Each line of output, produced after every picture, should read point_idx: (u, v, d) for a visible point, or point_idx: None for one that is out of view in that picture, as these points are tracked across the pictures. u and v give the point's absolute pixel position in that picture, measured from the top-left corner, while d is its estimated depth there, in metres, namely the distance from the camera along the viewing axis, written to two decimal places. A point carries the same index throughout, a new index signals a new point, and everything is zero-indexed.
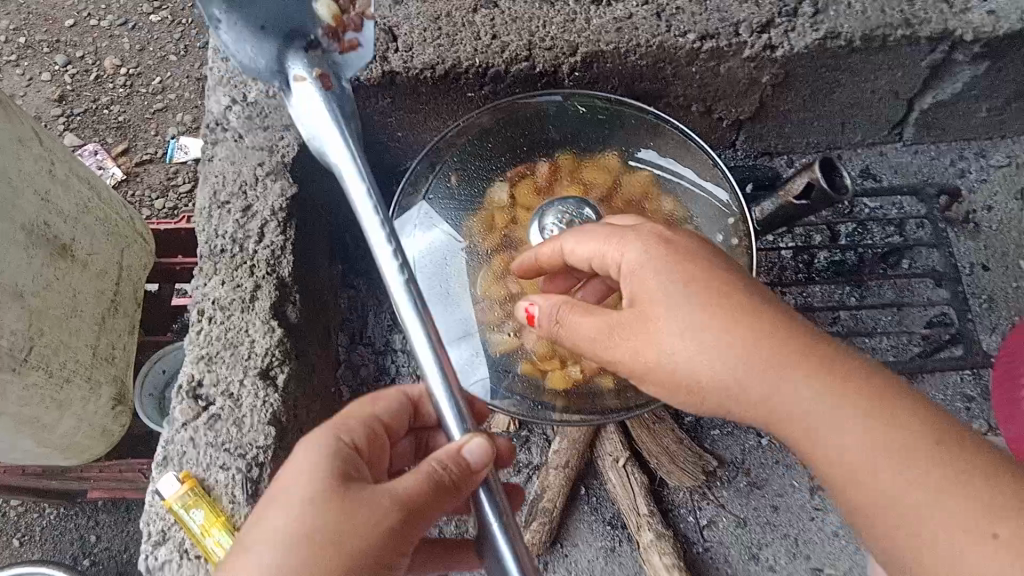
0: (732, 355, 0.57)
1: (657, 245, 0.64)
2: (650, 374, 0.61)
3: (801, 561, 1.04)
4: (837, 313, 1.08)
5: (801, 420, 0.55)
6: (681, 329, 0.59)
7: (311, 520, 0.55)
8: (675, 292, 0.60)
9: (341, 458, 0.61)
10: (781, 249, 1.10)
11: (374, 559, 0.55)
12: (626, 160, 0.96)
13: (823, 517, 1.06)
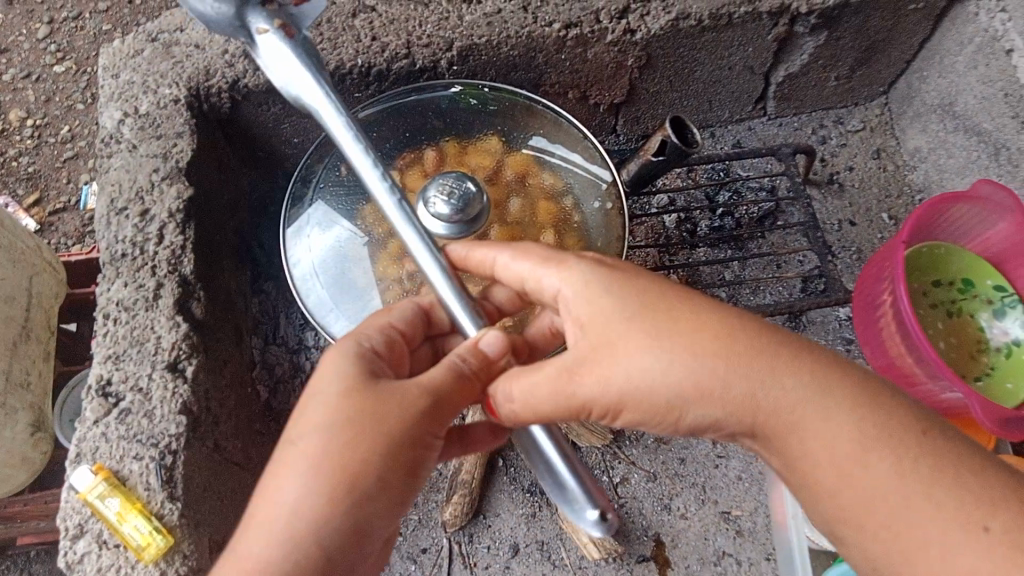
0: (714, 364, 0.58)
1: (593, 269, 0.65)
2: (617, 398, 0.61)
3: (710, 507, 1.05)
4: (721, 275, 1.18)
5: (788, 416, 0.57)
6: (647, 352, 0.59)
7: (345, 407, 0.59)
8: (620, 318, 0.61)
9: (363, 356, 0.64)
10: (664, 219, 1.20)
11: (413, 435, 0.60)
12: (509, 143, 1.03)
13: (726, 462, 1.07)
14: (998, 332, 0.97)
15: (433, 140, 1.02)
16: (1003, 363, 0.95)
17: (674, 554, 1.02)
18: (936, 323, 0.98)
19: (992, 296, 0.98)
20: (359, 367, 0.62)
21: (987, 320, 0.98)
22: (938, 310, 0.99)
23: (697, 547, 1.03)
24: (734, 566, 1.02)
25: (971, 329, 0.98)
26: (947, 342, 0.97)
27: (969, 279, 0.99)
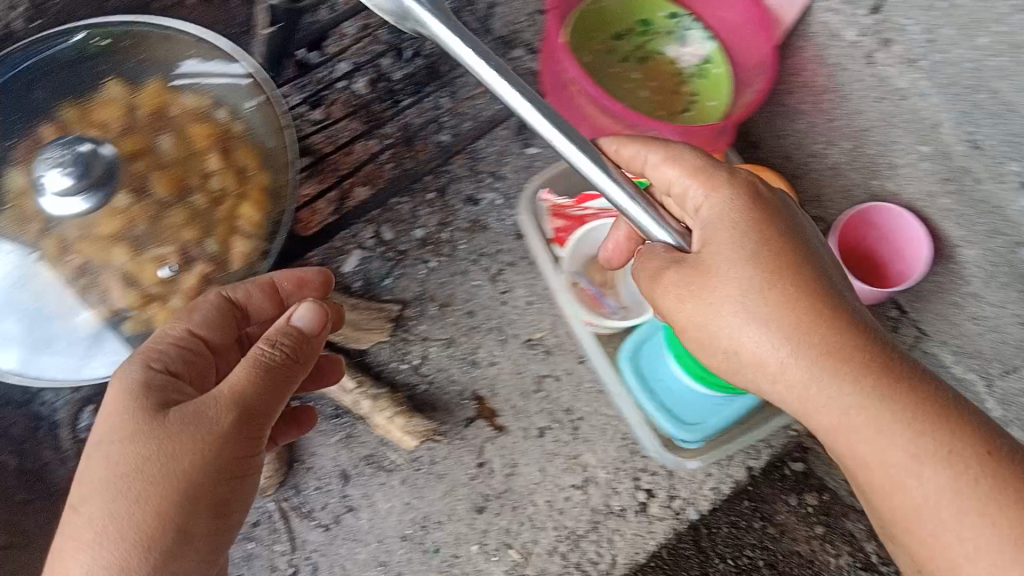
0: (786, 343, 0.61)
1: (739, 200, 0.66)
2: (687, 326, 0.66)
3: (512, 343, 1.03)
4: (439, 120, 1.08)
5: (842, 415, 0.60)
6: (741, 315, 0.62)
7: (119, 455, 0.59)
8: (752, 265, 0.63)
9: (155, 387, 0.64)
10: (354, 85, 1.06)
11: (217, 463, 0.60)
12: (125, 80, 0.84)
13: (511, 296, 1.04)
14: (688, 58, 0.95)
15: (34, 105, 0.81)
16: (702, 87, 0.94)
17: (497, 401, 1.01)
18: (632, 74, 0.94)
19: (670, 26, 0.95)
20: (145, 399, 0.62)
21: (675, 51, 0.95)
22: (629, 60, 0.95)
23: (515, 386, 1.01)
24: (556, 385, 1.02)
25: (666, 66, 0.95)
26: (648, 89, 0.94)
27: (645, 18, 0.95)
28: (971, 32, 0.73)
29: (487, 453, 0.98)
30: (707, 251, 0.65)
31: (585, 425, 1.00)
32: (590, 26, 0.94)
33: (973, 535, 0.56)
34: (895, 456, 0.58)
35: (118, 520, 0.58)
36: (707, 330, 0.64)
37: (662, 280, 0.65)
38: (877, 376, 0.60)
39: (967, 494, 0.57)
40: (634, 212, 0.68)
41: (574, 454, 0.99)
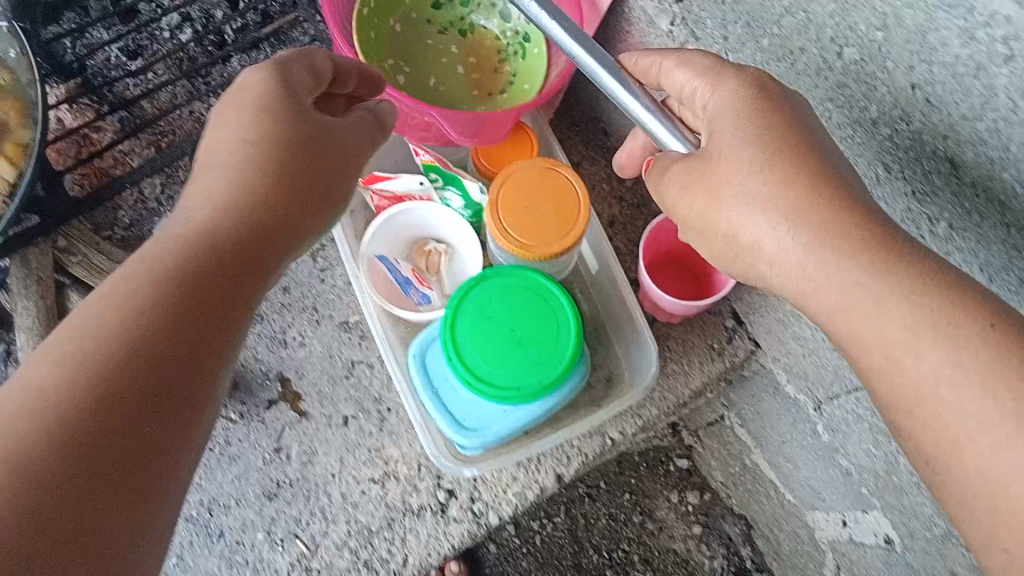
0: (786, 228, 0.56)
1: (748, 88, 0.62)
2: (717, 231, 0.62)
3: (327, 323, 0.99)
4: None
5: (840, 303, 0.53)
6: (748, 195, 0.58)
7: (288, 124, 0.59)
8: (753, 145, 0.59)
9: (302, 80, 0.62)
10: (179, 36, 1.01)
11: (335, 171, 0.62)
12: None
13: (331, 274, 1.00)
14: (511, 32, 0.88)
15: None
16: (522, 65, 0.87)
17: (303, 385, 0.96)
18: (450, 48, 0.88)
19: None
20: (289, 84, 0.61)
21: (497, 25, 0.88)
22: (448, 33, 0.88)
23: (325, 368, 0.97)
24: (367, 372, 0.97)
25: (489, 40, 0.88)
26: (466, 64, 0.87)
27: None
28: (757, 33, 0.66)
29: (286, 438, 0.94)
30: (714, 139, 0.62)
31: (392, 416, 0.95)
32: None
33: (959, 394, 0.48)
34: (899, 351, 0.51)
35: (269, 158, 0.57)
36: (709, 225, 0.62)
37: (666, 175, 0.65)
38: (883, 258, 0.52)
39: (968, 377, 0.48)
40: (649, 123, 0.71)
41: (377, 446, 0.94)
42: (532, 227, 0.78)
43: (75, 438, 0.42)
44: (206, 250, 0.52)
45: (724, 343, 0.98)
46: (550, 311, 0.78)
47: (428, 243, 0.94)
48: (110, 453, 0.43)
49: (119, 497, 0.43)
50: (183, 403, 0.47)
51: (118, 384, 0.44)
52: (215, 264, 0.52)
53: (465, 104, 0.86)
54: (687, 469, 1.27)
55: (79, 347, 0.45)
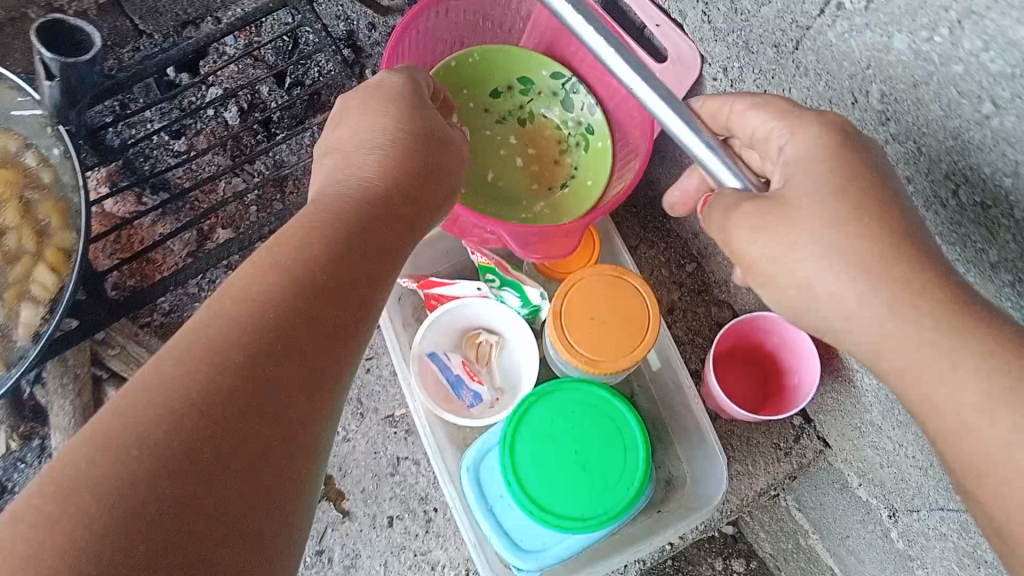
0: (868, 290, 0.50)
1: (832, 134, 0.55)
2: (792, 290, 0.54)
3: (370, 416, 0.94)
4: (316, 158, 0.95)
5: (934, 390, 0.48)
6: (823, 250, 0.52)
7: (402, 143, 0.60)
8: (829, 195, 0.53)
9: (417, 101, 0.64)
10: (225, 116, 0.96)
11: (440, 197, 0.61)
12: None
13: (375, 363, 0.96)
14: (573, 122, 0.83)
15: None
16: (584, 159, 0.82)
17: (345, 483, 0.92)
18: (509, 138, 0.83)
19: (555, 86, 0.83)
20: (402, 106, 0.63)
21: (559, 114, 0.84)
22: (506, 122, 0.83)
23: (368, 465, 0.92)
24: (413, 469, 0.92)
25: (549, 129, 0.84)
26: (524, 156, 0.83)
27: (527, 73, 0.83)
28: None
29: (328, 539, 0.90)
30: (792, 186, 0.55)
31: (439, 517, 0.90)
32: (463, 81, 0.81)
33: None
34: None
35: (388, 156, 0.59)
36: (781, 275, 0.54)
37: (733, 215, 0.56)
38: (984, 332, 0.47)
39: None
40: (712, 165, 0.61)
41: (422, 550, 0.90)
42: (600, 340, 0.73)
43: (223, 399, 0.41)
44: (344, 230, 0.52)
45: (791, 442, 0.93)
46: (615, 433, 0.73)
47: (478, 333, 0.89)
48: (253, 420, 0.42)
49: (261, 466, 0.41)
50: (318, 383, 0.46)
51: (263, 353, 0.44)
52: (352, 245, 0.52)
53: (524, 200, 0.81)
54: (734, 536, 1.20)
55: (228, 315, 0.45)
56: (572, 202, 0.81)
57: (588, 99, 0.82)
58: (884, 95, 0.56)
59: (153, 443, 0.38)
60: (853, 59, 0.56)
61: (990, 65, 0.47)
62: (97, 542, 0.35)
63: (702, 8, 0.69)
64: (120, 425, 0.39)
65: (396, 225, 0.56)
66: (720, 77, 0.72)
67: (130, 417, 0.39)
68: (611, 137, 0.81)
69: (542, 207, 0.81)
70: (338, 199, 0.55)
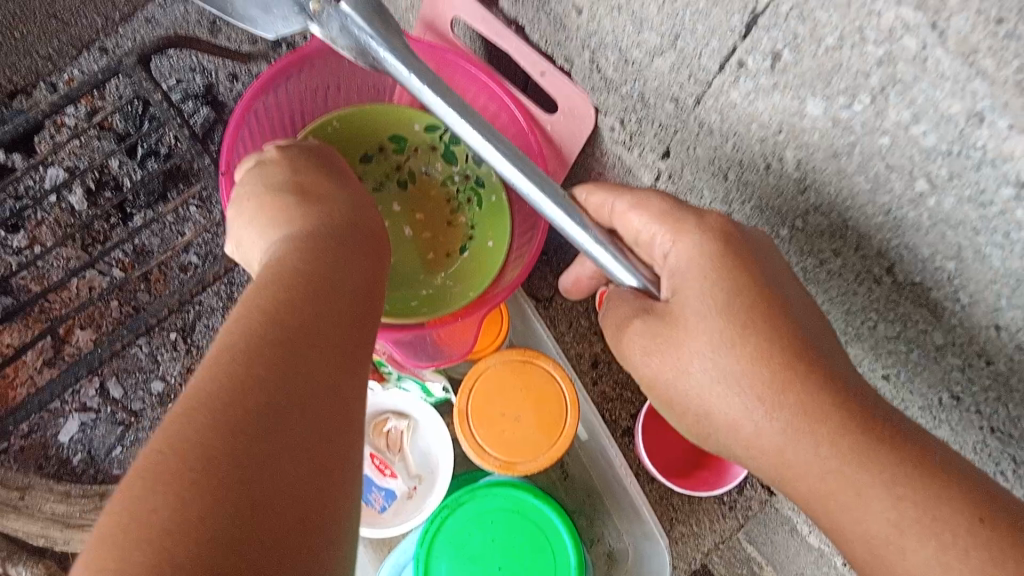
0: (769, 422, 0.44)
1: (714, 241, 0.47)
2: (701, 417, 0.47)
3: None
4: (184, 241, 0.83)
5: (878, 547, 0.41)
6: (722, 374, 0.45)
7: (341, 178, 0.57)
8: (717, 316, 0.45)
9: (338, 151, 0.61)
10: (69, 199, 0.83)
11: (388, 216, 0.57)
12: None
13: None
14: (460, 175, 0.73)
15: None
16: (480, 217, 0.72)
17: None
18: (392, 206, 0.73)
19: (431, 138, 0.73)
20: (321, 148, 0.59)
21: (443, 170, 0.73)
22: (386, 187, 0.73)
23: None
24: None
25: (435, 187, 0.73)
26: (413, 224, 0.73)
27: (400, 132, 0.72)
28: (772, 219, 0.53)
29: None
30: (678, 300, 0.47)
31: None
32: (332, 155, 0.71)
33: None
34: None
35: (341, 182, 0.56)
36: (674, 395, 0.48)
37: (624, 330, 0.49)
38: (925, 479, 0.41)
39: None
40: (595, 253, 0.51)
41: None
42: (515, 441, 0.65)
43: (285, 381, 0.36)
44: (330, 240, 0.48)
45: (735, 495, 0.86)
46: (544, 542, 0.65)
47: (386, 420, 0.80)
48: (317, 402, 0.37)
49: (333, 452, 0.37)
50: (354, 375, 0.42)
51: (304, 341, 0.39)
52: (343, 251, 0.48)
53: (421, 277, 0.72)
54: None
55: (248, 315, 0.40)
56: (472, 275, 0.71)
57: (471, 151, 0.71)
58: (800, 162, 0.48)
59: (228, 429, 0.33)
60: (762, 122, 0.49)
61: (922, 139, 0.40)
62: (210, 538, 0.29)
63: (590, 55, 0.61)
64: (177, 425, 0.32)
65: (372, 235, 0.53)
66: (617, 128, 0.64)
67: (186, 415, 0.33)
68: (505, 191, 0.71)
69: (443, 283, 0.72)
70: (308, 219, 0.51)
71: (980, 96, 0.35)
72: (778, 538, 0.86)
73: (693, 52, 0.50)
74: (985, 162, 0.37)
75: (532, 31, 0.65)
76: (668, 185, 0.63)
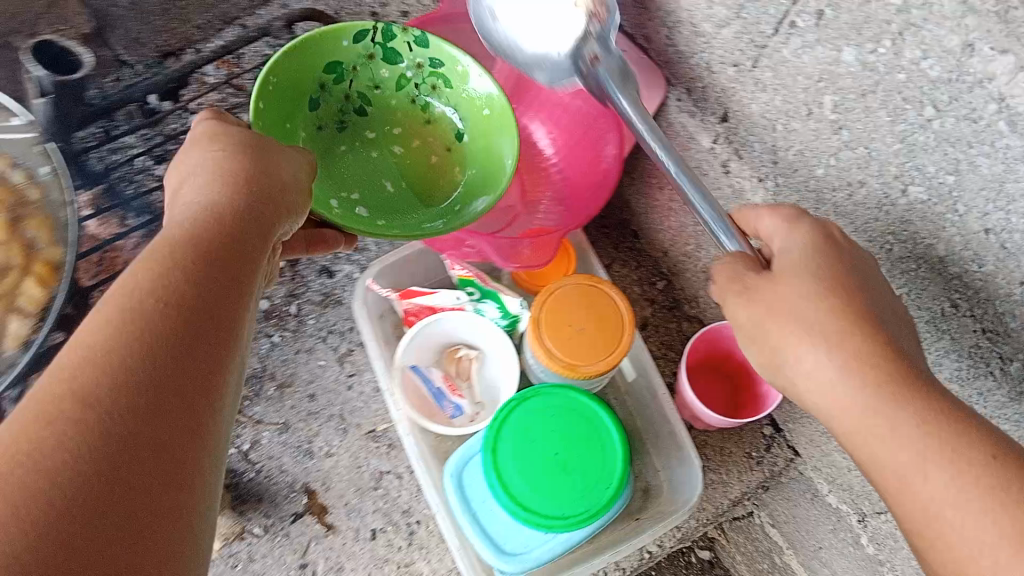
0: (838, 369, 0.53)
1: (814, 234, 0.59)
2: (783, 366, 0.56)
3: (353, 433, 0.95)
4: None
5: (904, 479, 0.48)
6: (803, 324, 0.55)
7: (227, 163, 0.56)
8: (811, 277, 0.56)
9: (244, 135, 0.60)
10: None
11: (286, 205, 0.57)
12: None
13: (358, 379, 0.97)
14: (412, 68, 0.77)
15: None
16: (445, 97, 0.78)
17: (329, 497, 0.92)
18: (367, 135, 0.78)
19: (363, 49, 0.75)
20: (225, 139, 0.59)
21: (395, 72, 0.77)
22: (351, 120, 0.78)
23: (351, 479, 0.93)
24: (395, 483, 0.93)
25: (395, 98, 0.78)
26: (401, 143, 0.78)
27: (330, 60, 0.75)
28: (810, 161, 0.66)
29: (312, 553, 0.90)
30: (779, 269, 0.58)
31: (422, 530, 0.92)
32: (279, 117, 0.72)
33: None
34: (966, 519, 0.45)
35: (234, 162, 0.56)
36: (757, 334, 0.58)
37: (724, 285, 0.61)
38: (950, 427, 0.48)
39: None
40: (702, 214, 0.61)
41: (405, 562, 0.90)
42: (578, 347, 0.77)
43: (113, 442, 0.39)
44: (215, 225, 0.51)
45: (763, 451, 0.94)
46: (595, 435, 0.76)
47: (459, 348, 0.91)
48: (169, 387, 0.42)
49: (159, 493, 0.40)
50: (213, 361, 0.46)
51: (139, 381, 0.41)
52: (228, 238, 0.51)
53: (443, 184, 0.78)
54: (710, 562, 0.95)
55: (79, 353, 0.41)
56: (486, 143, 0.77)
57: (409, 39, 0.75)
58: (837, 105, 0.60)
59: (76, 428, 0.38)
60: (806, 73, 0.61)
61: (929, 71, 0.52)
62: (45, 550, 0.34)
63: (667, 32, 0.75)
64: None
65: (269, 210, 0.55)
66: (685, 98, 0.77)
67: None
68: (463, 55, 0.75)
69: (466, 173, 0.78)
70: (204, 198, 0.53)
71: (971, 28, 0.48)
72: (799, 510, 0.93)
73: (755, 19, 0.63)
74: (976, 84, 0.50)
75: None
76: (726, 146, 0.75)
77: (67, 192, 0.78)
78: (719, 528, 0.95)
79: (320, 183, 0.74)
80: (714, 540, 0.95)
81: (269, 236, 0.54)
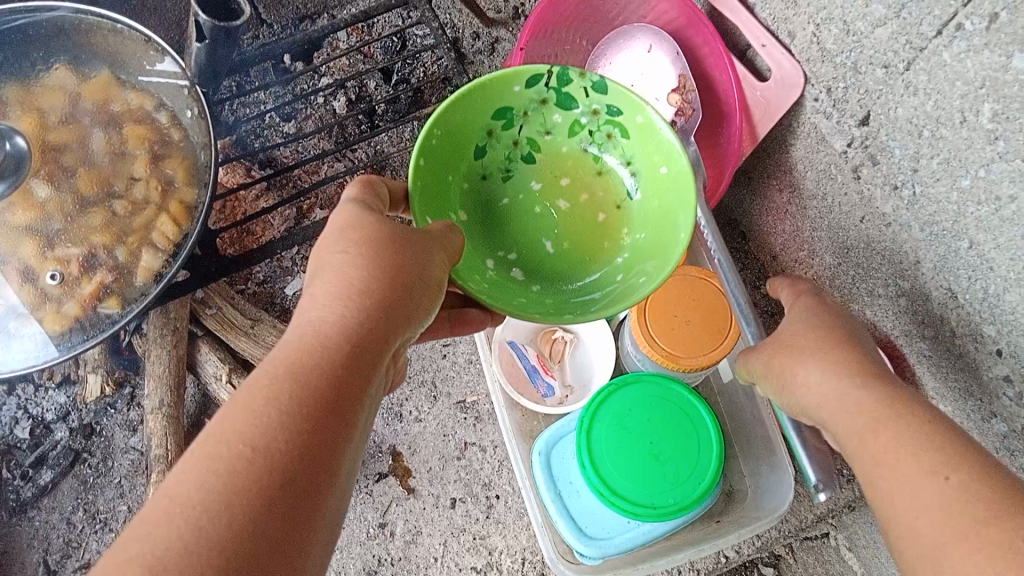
0: (832, 376, 0.53)
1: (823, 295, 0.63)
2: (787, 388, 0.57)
3: (443, 401, 0.96)
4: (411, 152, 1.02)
5: (893, 458, 0.47)
6: (807, 345, 0.56)
7: (357, 261, 0.52)
8: (813, 316, 0.59)
9: (372, 215, 0.55)
10: (332, 105, 1.03)
11: (413, 301, 0.52)
12: (117, 80, 0.82)
13: (453, 349, 0.98)
14: (588, 115, 0.70)
15: None
16: (626, 146, 0.70)
17: (414, 460, 0.94)
18: (533, 188, 0.71)
19: (535, 94, 0.69)
20: (354, 224, 0.54)
21: (569, 117, 0.71)
22: (518, 170, 0.71)
23: (437, 446, 0.94)
24: (479, 455, 0.94)
25: (565, 146, 0.72)
26: (568, 197, 0.71)
27: (501, 105, 0.69)
28: (957, 169, 0.63)
29: (392, 513, 0.92)
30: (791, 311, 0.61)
31: (500, 505, 0.91)
32: (440, 170, 0.68)
33: (945, 515, 0.43)
34: (907, 462, 0.46)
35: (360, 256, 0.52)
36: (775, 345, 0.59)
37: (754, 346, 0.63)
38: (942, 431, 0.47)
39: (960, 501, 0.43)
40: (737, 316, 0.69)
41: (481, 534, 0.90)
42: (684, 338, 0.76)
43: None
44: (323, 348, 0.47)
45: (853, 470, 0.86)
46: (692, 429, 0.76)
47: (555, 330, 0.92)
48: (260, 534, 0.40)
49: None
50: (320, 505, 0.43)
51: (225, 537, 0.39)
52: (336, 368, 0.47)
53: (607, 246, 0.69)
54: None
55: (171, 506, 0.39)
56: (658, 203, 0.68)
57: (587, 85, 0.68)
58: (996, 113, 0.58)
59: None
60: (967, 79, 0.60)
61: None
62: None
63: (813, 29, 0.74)
64: None
65: (390, 313, 0.51)
66: (822, 98, 0.76)
67: None
68: (648, 104, 0.67)
69: (634, 237, 0.69)
70: (320, 315, 0.49)
71: None
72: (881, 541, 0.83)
73: (916, 19, 0.62)
74: None
75: (762, 10, 0.81)
76: (859, 150, 0.74)
77: (208, 135, 0.80)
78: (787, 545, 0.92)
79: (479, 238, 0.69)
80: (779, 557, 0.92)
81: (384, 350, 0.50)
